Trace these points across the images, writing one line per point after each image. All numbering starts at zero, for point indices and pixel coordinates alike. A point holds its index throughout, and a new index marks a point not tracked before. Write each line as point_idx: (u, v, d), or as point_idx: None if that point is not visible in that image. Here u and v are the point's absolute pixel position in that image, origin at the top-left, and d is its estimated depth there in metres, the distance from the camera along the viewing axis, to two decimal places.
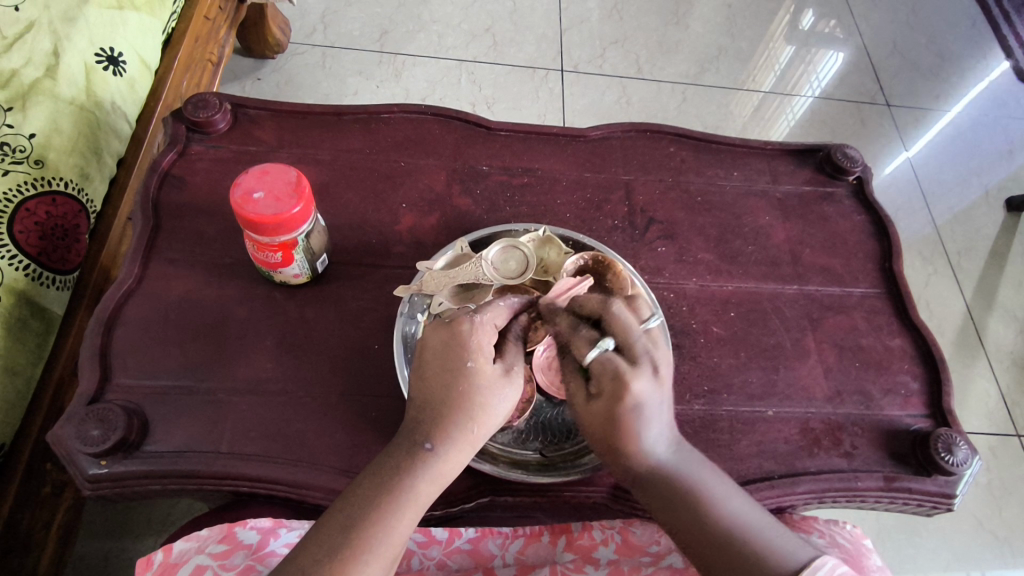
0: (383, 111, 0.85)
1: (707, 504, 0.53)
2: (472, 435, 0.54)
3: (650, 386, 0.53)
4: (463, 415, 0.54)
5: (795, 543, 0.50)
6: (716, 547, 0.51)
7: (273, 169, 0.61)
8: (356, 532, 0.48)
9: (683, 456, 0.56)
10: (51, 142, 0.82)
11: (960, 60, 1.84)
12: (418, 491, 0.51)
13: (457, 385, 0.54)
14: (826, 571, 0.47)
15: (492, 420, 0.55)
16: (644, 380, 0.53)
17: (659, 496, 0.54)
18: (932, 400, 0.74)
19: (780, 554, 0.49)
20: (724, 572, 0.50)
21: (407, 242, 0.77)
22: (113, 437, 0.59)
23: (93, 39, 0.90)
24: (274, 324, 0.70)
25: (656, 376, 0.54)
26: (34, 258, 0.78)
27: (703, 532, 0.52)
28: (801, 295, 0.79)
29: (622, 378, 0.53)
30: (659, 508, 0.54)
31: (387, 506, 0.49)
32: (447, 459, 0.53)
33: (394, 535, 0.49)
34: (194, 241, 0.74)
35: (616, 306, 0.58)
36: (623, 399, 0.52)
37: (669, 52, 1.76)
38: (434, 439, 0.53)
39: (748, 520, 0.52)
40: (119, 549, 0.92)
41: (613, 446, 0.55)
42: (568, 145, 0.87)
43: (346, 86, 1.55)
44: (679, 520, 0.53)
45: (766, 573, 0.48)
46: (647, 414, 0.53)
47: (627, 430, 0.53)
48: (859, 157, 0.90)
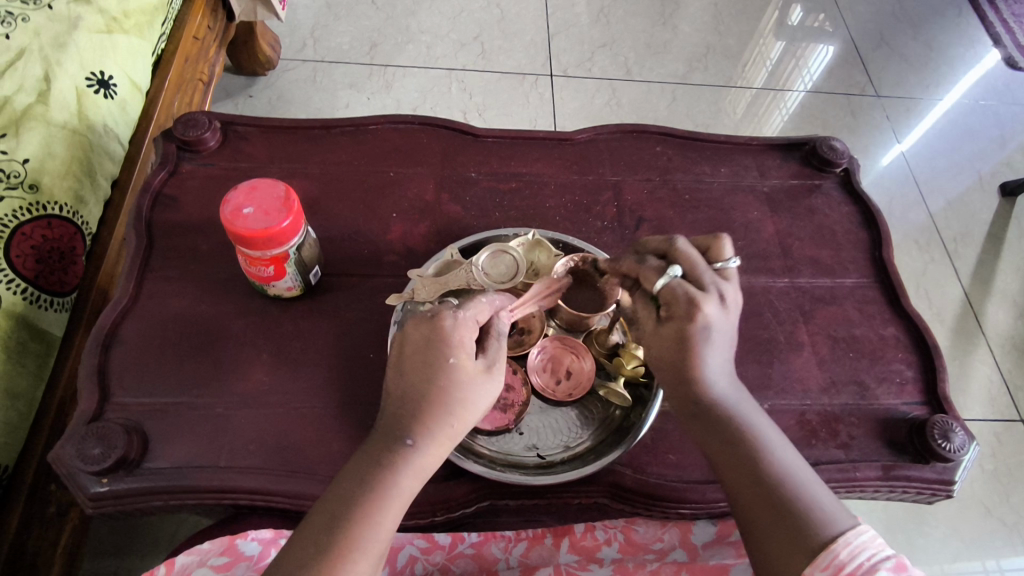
0: (371, 123, 0.86)
1: (758, 448, 0.54)
2: (452, 430, 0.54)
3: (718, 311, 0.56)
4: (443, 411, 0.54)
5: (837, 507, 0.50)
6: (765, 493, 0.51)
7: (262, 184, 0.62)
8: (343, 530, 0.48)
9: (738, 391, 0.58)
10: (45, 166, 0.83)
11: (948, 48, 1.84)
12: (400, 487, 0.51)
13: (438, 379, 0.54)
14: (863, 540, 0.46)
15: (472, 416, 0.56)
16: (713, 306, 0.56)
17: (714, 430, 0.55)
18: (928, 387, 0.74)
19: (822, 513, 0.49)
20: (769, 521, 0.50)
21: (399, 251, 0.78)
22: (112, 454, 0.60)
23: (84, 63, 0.91)
24: (270, 337, 0.70)
25: (723, 305, 0.56)
26: (31, 281, 0.78)
27: (752, 476, 0.52)
28: (793, 288, 0.80)
29: (694, 301, 0.55)
30: (714, 444, 0.55)
31: (372, 504, 0.50)
32: (428, 454, 0.53)
33: (380, 533, 0.50)
34: (187, 259, 0.74)
35: (683, 241, 0.60)
36: (694, 318, 0.55)
37: (657, 52, 1.77)
38: (416, 433, 0.53)
39: (799, 475, 0.52)
40: (126, 567, 0.93)
41: (680, 369, 0.56)
42: (555, 149, 0.88)
43: (337, 99, 1.56)
44: (729, 460, 0.54)
45: (808, 528, 0.48)
46: (715, 336, 0.56)
47: (694, 351, 0.56)
48: (845, 149, 0.90)
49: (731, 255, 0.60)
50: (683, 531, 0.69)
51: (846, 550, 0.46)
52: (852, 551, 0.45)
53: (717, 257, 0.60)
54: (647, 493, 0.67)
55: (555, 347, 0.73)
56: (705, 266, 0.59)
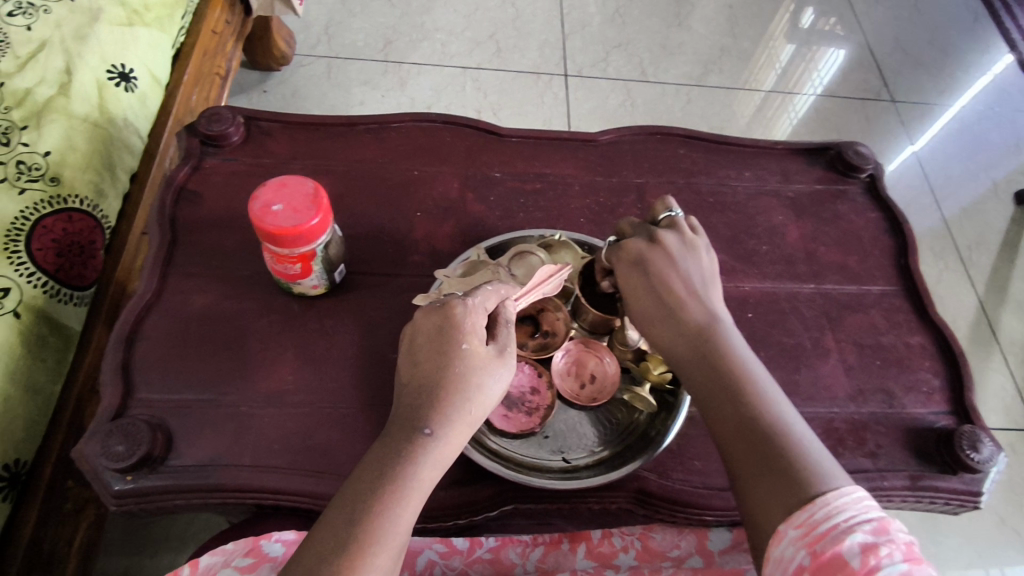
0: (395, 121, 0.85)
1: (754, 398, 0.52)
2: (469, 417, 0.54)
3: (681, 247, 0.61)
4: (459, 398, 0.53)
5: (830, 464, 0.48)
6: (750, 442, 0.50)
7: (291, 181, 0.61)
8: (365, 523, 0.47)
9: (736, 338, 0.57)
10: (66, 159, 0.82)
11: (964, 54, 1.84)
12: (422, 478, 0.50)
13: (451, 364, 0.54)
14: (844, 501, 0.44)
15: (488, 403, 0.55)
16: (674, 241, 0.61)
17: (709, 374, 0.54)
18: (955, 397, 0.73)
19: (815, 467, 0.47)
20: (760, 471, 0.48)
21: (424, 250, 0.77)
22: (138, 452, 0.59)
23: (105, 56, 0.90)
24: (294, 335, 0.70)
25: (685, 242, 0.61)
26: (52, 275, 0.78)
27: (746, 426, 0.51)
28: (819, 294, 0.79)
29: (621, 245, 0.63)
30: (708, 390, 0.54)
31: (393, 496, 0.48)
32: (447, 442, 0.52)
33: (401, 525, 0.48)
34: (211, 255, 0.74)
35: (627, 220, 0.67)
36: (625, 258, 0.61)
37: (672, 53, 1.76)
38: (432, 420, 0.52)
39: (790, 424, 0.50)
40: (140, 563, 0.92)
41: (648, 326, 0.59)
42: (579, 150, 0.87)
43: (352, 96, 1.56)
44: (724, 406, 0.53)
45: (800, 481, 0.46)
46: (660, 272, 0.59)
47: (647, 294, 0.59)
48: (871, 155, 0.89)
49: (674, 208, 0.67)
50: (700, 538, 0.69)
51: (823, 511, 0.44)
52: (830, 512, 0.43)
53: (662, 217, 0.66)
54: (671, 499, 0.66)
55: (580, 352, 0.72)
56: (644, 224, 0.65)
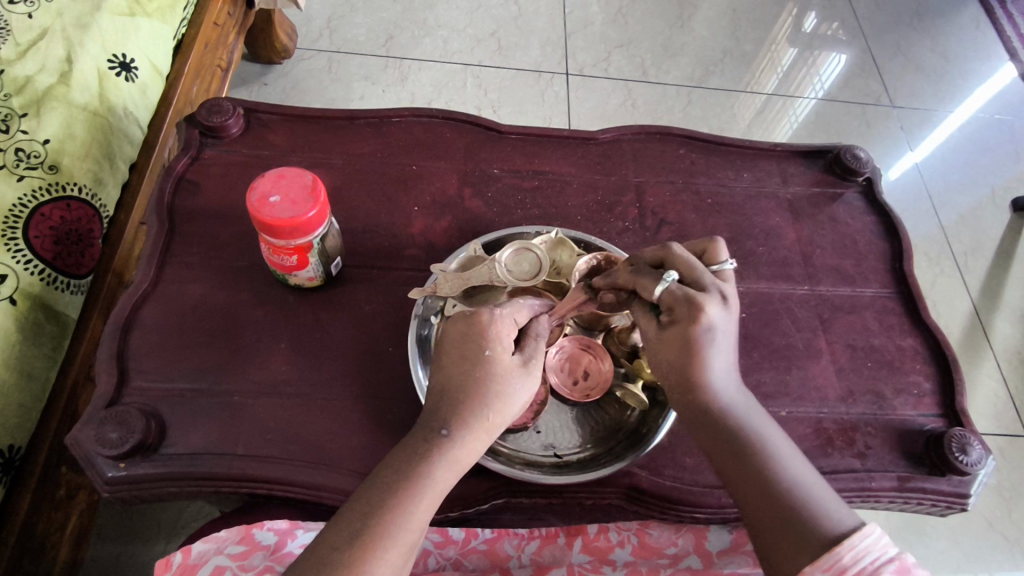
0: (394, 115, 0.86)
1: (766, 454, 0.53)
2: (488, 422, 0.54)
3: (721, 313, 0.54)
4: (479, 402, 0.53)
5: (841, 512, 0.49)
6: (768, 500, 0.50)
7: (289, 173, 0.62)
8: (377, 518, 0.48)
9: (748, 401, 0.56)
10: (65, 147, 0.83)
11: (964, 62, 1.84)
12: (436, 478, 0.51)
13: (474, 372, 0.54)
14: (867, 543, 0.45)
15: (509, 410, 0.55)
16: (717, 307, 0.54)
17: (722, 438, 0.54)
18: (945, 400, 0.74)
19: (826, 517, 0.49)
20: (774, 527, 0.49)
21: (420, 245, 0.78)
22: (131, 439, 0.59)
23: (106, 45, 0.90)
24: (289, 326, 0.70)
25: (726, 307, 0.55)
26: (49, 262, 0.78)
27: (761, 482, 0.51)
28: (813, 295, 0.80)
29: (697, 302, 0.54)
30: (721, 450, 0.54)
31: (407, 494, 0.49)
32: (465, 445, 0.53)
33: (413, 523, 0.49)
34: (208, 245, 0.74)
35: (678, 247, 0.59)
36: (697, 320, 0.53)
37: (674, 54, 1.76)
38: (452, 427, 0.52)
39: (803, 482, 0.51)
40: (130, 553, 0.93)
41: (683, 377, 0.55)
42: (578, 148, 0.87)
43: (352, 90, 1.56)
44: (739, 465, 0.53)
45: (814, 531, 0.47)
46: (716, 339, 0.54)
47: (699, 354, 0.54)
48: (869, 158, 0.90)
49: (726, 259, 0.60)
50: (698, 537, 0.69)
51: (850, 554, 0.45)
52: (856, 555, 0.45)
53: (713, 260, 0.60)
54: (662, 496, 0.67)
55: (573, 351, 0.72)
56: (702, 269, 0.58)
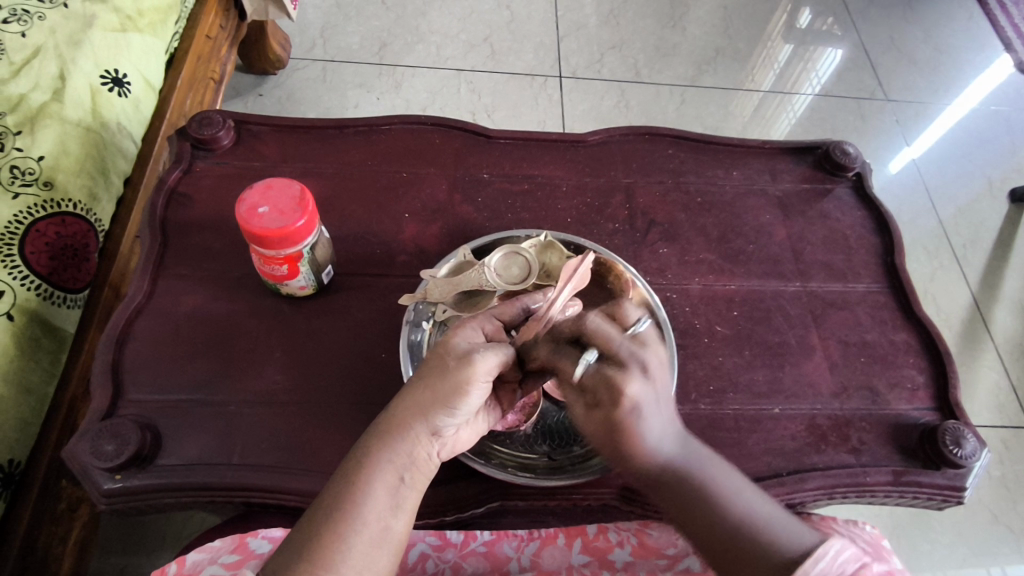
0: (383, 123, 0.86)
1: (716, 499, 0.50)
2: (427, 395, 0.52)
3: (646, 387, 0.49)
4: (418, 378, 0.53)
5: (800, 530, 0.48)
6: (724, 540, 0.48)
7: (277, 183, 0.62)
8: (322, 496, 0.49)
9: (692, 448, 0.52)
10: (60, 163, 0.83)
11: (959, 54, 1.84)
12: (376, 452, 0.50)
13: (426, 361, 0.54)
14: (824, 566, 0.44)
15: (446, 382, 0.51)
16: (637, 384, 0.49)
17: (669, 496, 0.51)
18: (939, 393, 0.74)
19: (786, 541, 0.47)
20: (733, 569, 0.47)
21: (411, 251, 0.78)
22: (126, 451, 0.60)
23: (98, 62, 0.91)
24: (283, 335, 0.71)
25: (650, 376, 0.50)
26: (45, 278, 0.79)
27: (711, 531, 0.49)
28: (805, 292, 0.80)
29: (614, 384, 0.49)
30: (671, 511, 0.51)
31: (347, 469, 0.50)
32: (405, 419, 0.51)
33: (349, 497, 0.48)
34: (201, 256, 0.75)
35: (593, 318, 0.54)
36: (619, 404, 0.48)
37: (666, 54, 1.77)
38: (402, 413, 0.51)
39: (760, 511, 0.50)
40: (134, 565, 0.93)
41: (618, 455, 0.51)
42: (567, 151, 0.88)
43: (347, 99, 1.57)
44: (687, 518, 0.50)
45: (770, 563, 0.46)
46: (646, 416, 0.49)
47: (629, 438, 0.49)
48: (858, 154, 0.90)
49: (638, 317, 0.56)
50: None
51: None
52: None
53: (626, 322, 0.56)
54: (656, 496, 0.67)
55: None
56: (622, 335, 0.52)
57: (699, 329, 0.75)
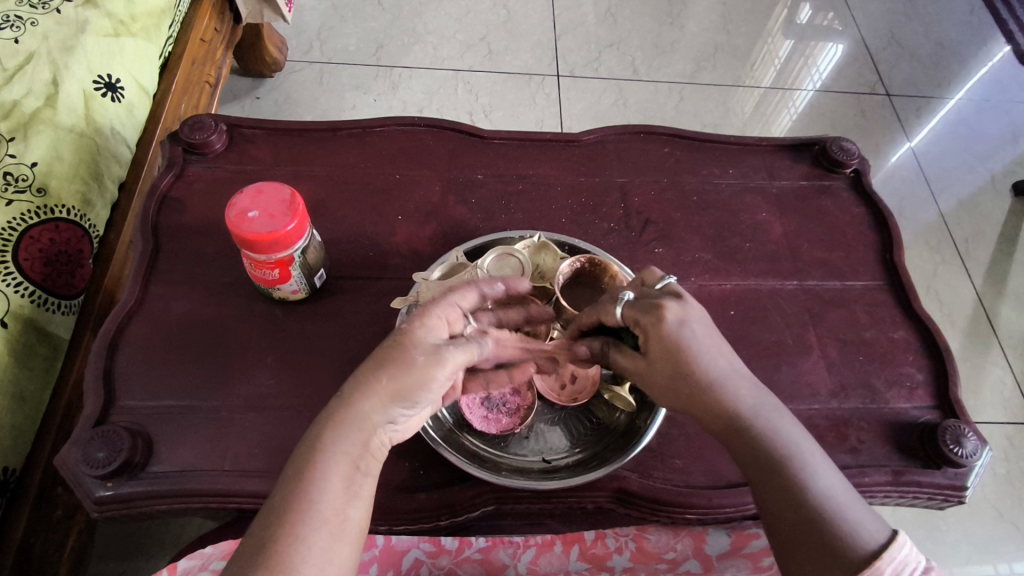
0: (376, 125, 0.86)
1: (793, 466, 0.51)
2: (384, 384, 0.50)
3: (681, 309, 0.56)
4: (373, 366, 0.50)
5: (870, 516, 0.48)
6: (795, 510, 0.49)
7: (267, 188, 0.62)
8: (280, 495, 0.46)
9: (764, 399, 0.55)
10: (53, 169, 0.83)
11: (960, 48, 1.82)
12: (333, 446, 0.48)
13: (383, 347, 0.51)
14: (904, 554, 0.45)
15: (405, 372, 0.50)
16: (674, 305, 0.56)
17: (745, 444, 0.53)
18: (939, 391, 0.73)
19: (856, 528, 0.47)
20: (796, 540, 0.48)
21: (405, 254, 0.78)
22: (117, 458, 0.59)
23: (91, 67, 0.91)
24: (276, 340, 0.70)
25: (683, 302, 0.56)
26: (40, 284, 0.79)
27: (791, 489, 0.50)
28: (802, 290, 0.79)
29: (654, 308, 0.56)
30: (747, 464, 0.52)
31: (306, 466, 0.47)
32: (364, 409, 0.49)
33: (314, 496, 0.46)
34: (194, 261, 0.75)
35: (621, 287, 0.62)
36: (660, 319, 0.55)
37: (665, 52, 1.76)
38: (359, 401, 0.49)
39: (832, 492, 0.50)
40: (133, 570, 0.93)
41: (688, 381, 0.54)
42: (562, 151, 0.87)
43: (344, 101, 1.57)
44: (761, 476, 0.51)
45: (842, 547, 0.46)
46: (693, 335, 0.55)
47: (687, 356, 0.54)
48: (856, 150, 0.89)
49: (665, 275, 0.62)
50: (697, 540, 0.68)
51: (890, 567, 0.44)
52: (896, 567, 0.44)
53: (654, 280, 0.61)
54: (652, 499, 0.66)
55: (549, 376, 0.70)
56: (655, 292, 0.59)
57: None
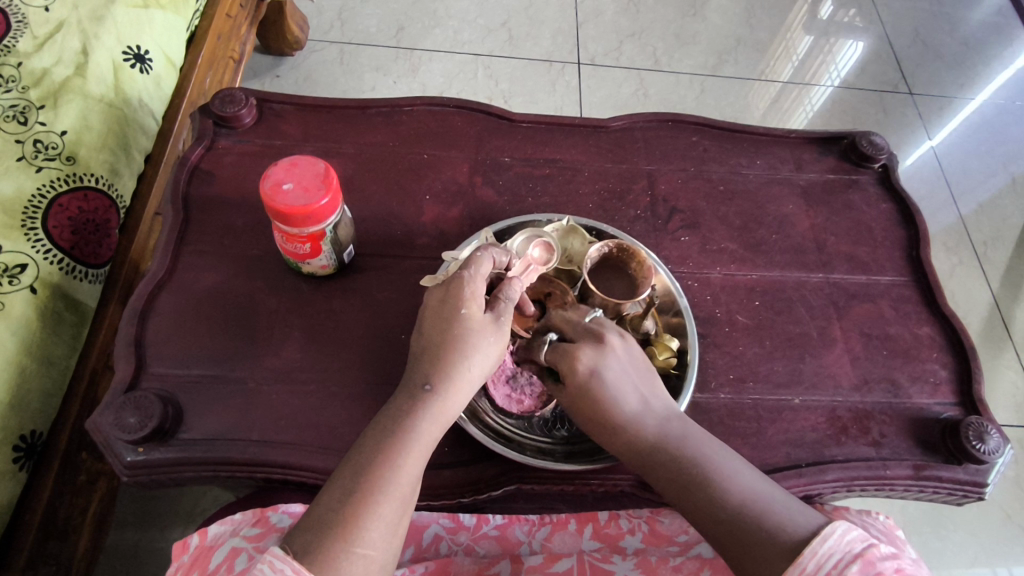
0: (405, 104, 0.86)
1: (717, 477, 0.53)
2: (469, 375, 0.54)
3: (599, 353, 0.59)
4: (458, 355, 0.54)
5: (799, 510, 0.50)
6: (723, 519, 0.51)
7: (302, 161, 0.62)
8: (365, 474, 0.48)
9: (677, 424, 0.58)
10: (82, 138, 0.84)
11: (985, 49, 1.81)
12: (421, 431, 0.51)
13: (464, 338, 0.54)
14: (829, 545, 0.45)
15: (483, 365, 0.55)
16: (588, 350, 0.59)
17: (663, 471, 0.55)
18: (962, 388, 0.73)
19: (788, 522, 0.49)
20: (734, 548, 0.50)
21: (431, 233, 0.78)
22: (148, 425, 0.60)
23: (120, 37, 0.91)
24: (304, 314, 0.71)
25: (603, 346, 0.59)
26: (68, 252, 0.79)
27: (711, 504, 0.52)
28: (827, 283, 0.79)
29: (570, 352, 0.59)
30: (670, 488, 0.55)
31: (394, 446, 0.50)
32: (448, 397, 0.53)
33: (401, 475, 0.49)
34: (222, 233, 0.75)
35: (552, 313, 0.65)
36: (575, 369, 0.58)
37: (686, 43, 1.74)
38: (449, 390, 0.53)
39: (761, 494, 0.52)
40: (149, 538, 0.94)
41: (604, 425, 0.58)
42: (590, 136, 0.87)
43: (364, 82, 1.56)
44: (685, 498, 0.54)
45: (776, 542, 0.48)
46: (607, 377, 0.58)
47: (602, 399, 0.58)
48: (886, 145, 0.89)
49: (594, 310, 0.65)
50: None
51: (813, 561, 0.45)
52: (819, 561, 0.45)
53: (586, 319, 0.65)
54: None
55: None
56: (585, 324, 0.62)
57: (720, 318, 0.75)
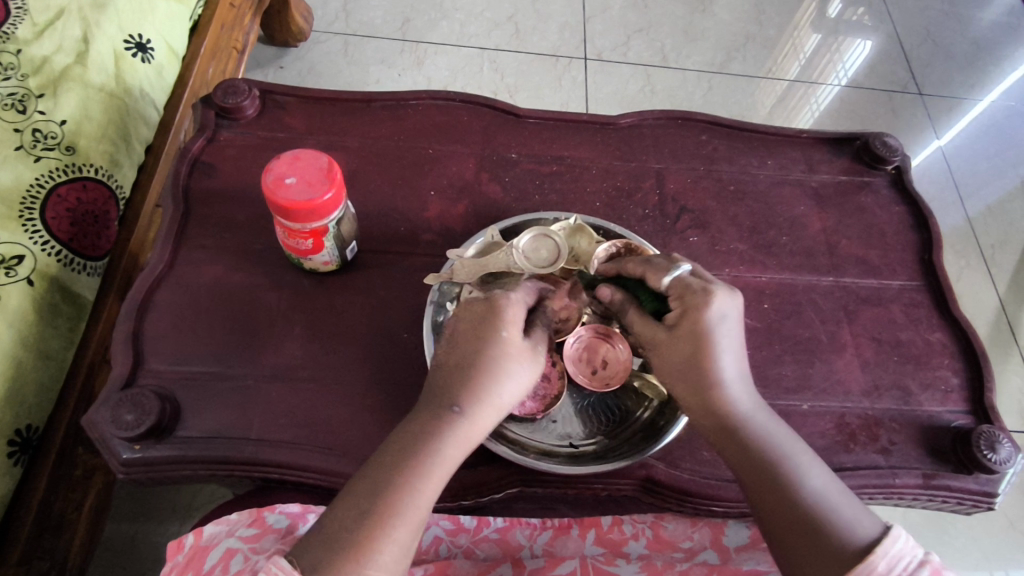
0: (411, 97, 0.84)
1: (788, 470, 0.51)
2: (500, 400, 0.53)
3: (729, 303, 0.55)
4: (490, 379, 0.53)
5: (863, 515, 0.49)
6: (790, 513, 0.49)
7: (305, 156, 0.61)
8: (384, 494, 0.47)
9: (760, 403, 0.55)
10: (82, 128, 0.82)
11: (996, 50, 1.79)
12: (445, 455, 0.50)
13: (498, 362, 0.53)
14: (899, 547, 0.45)
15: (515, 392, 0.54)
16: (725, 298, 0.55)
17: (739, 448, 0.54)
18: (974, 395, 0.72)
19: (852, 529, 0.47)
20: (797, 545, 0.48)
21: (436, 230, 0.76)
22: (146, 422, 0.59)
23: (122, 25, 0.90)
24: (305, 311, 0.70)
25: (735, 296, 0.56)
26: (66, 244, 0.78)
27: (783, 496, 0.50)
28: (837, 286, 0.78)
29: (707, 292, 0.55)
30: (745, 466, 0.53)
31: (418, 468, 0.48)
32: (476, 421, 0.52)
33: (419, 499, 0.48)
34: (223, 227, 0.74)
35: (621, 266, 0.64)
36: (708, 309, 0.54)
37: (695, 39, 1.72)
38: (478, 414, 0.52)
39: (828, 493, 0.50)
40: (145, 532, 0.94)
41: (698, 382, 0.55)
42: (598, 133, 0.86)
43: (368, 74, 1.54)
44: (757, 479, 0.52)
45: (838, 547, 0.46)
46: (726, 329, 0.55)
47: (712, 347, 0.54)
48: (899, 146, 0.87)
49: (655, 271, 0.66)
50: (715, 532, 0.67)
51: (884, 562, 0.44)
52: (890, 563, 0.44)
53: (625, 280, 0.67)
54: (677, 490, 0.65)
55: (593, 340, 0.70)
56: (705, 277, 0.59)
57: None
